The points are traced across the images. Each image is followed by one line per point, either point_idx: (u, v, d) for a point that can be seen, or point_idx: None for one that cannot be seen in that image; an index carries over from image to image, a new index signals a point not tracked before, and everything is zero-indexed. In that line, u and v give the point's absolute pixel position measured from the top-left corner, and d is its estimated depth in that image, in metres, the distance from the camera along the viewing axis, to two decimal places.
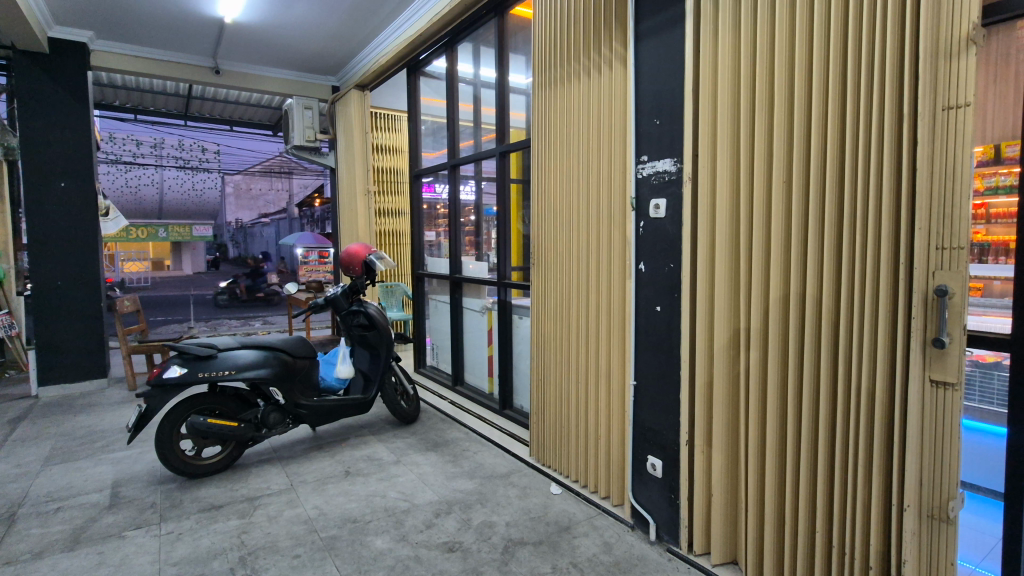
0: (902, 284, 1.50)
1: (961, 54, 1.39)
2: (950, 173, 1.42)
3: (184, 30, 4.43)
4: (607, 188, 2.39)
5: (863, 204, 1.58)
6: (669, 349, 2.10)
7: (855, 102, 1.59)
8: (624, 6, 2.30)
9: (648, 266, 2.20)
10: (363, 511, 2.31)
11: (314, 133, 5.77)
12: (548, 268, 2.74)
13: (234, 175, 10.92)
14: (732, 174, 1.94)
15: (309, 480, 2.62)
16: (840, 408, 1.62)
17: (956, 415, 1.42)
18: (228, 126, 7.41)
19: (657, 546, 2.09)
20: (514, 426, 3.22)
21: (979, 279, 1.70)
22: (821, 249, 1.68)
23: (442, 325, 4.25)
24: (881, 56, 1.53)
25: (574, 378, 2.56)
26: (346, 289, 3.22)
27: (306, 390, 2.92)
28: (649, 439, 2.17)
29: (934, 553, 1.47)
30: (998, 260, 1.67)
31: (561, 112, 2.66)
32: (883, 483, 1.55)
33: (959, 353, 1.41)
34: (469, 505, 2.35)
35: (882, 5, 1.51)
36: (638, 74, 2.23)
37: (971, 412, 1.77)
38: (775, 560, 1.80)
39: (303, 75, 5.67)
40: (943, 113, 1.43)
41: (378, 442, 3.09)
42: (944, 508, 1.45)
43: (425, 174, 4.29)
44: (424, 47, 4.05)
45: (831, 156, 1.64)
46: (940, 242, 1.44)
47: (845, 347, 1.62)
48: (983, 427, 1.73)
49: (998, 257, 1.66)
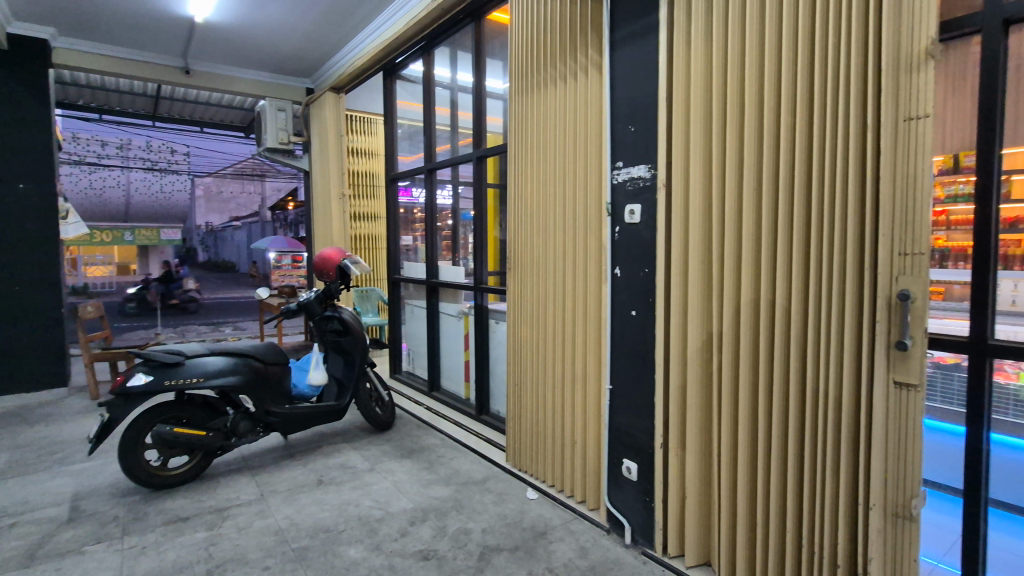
0: (867, 289, 1.54)
1: (921, 68, 1.44)
2: (911, 181, 1.47)
3: (152, 29, 4.32)
4: (583, 194, 2.40)
5: (830, 210, 1.63)
6: (644, 353, 2.13)
7: (822, 112, 1.64)
8: (599, 14, 2.33)
9: (623, 271, 2.22)
10: (336, 521, 2.27)
11: (287, 136, 5.67)
12: (524, 273, 2.74)
13: (205, 177, 10.67)
14: (704, 181, 1.97)
15: (281, 490, 2.56)
16: (809, 410, 1.66)
17: (918, 415, 1.47)
18: (198, 127, 7.24)
19: (632, 550, 2.10)
20: (491, 431, 3.21)
21: (940, 283, 1.79)
22: (790, 254, 1.72)
23: (418, 331, 4.22)
24: (846, 68, 1.58)
25: (550, 384, 2.56)
26: (319, 294, 3.17)
27: (277, 397, 2.85)
28: (624, 443, 2.19)
29: (898, 551, 1.51)
30: (958, 265, 1.74)
31: (537, 117, 2.68)
32: (850, 483, 1.59)
33: (921, 355, 1.46)
34: (445, 513, 2.33)
35: (846, 19, 1.57)
36: (614, 81, 2.26)
37: (934, 413, 1.83)
38: (747, 561, 1.82)
39: (277, 76, 5.58)
40: (904, 124, 1.48)
41: (352, 449, 3.04)
42: (907, 507, 1.49)
43: (401, 178, 4.26)
44: (401, 51, 4.03)
45: (800, 165, 1.68)
46: (903, 248, 1.49)
47: (813, 351, 1.66)
48: (944, 428, 1.79)
49: (957, 262, 1.73)
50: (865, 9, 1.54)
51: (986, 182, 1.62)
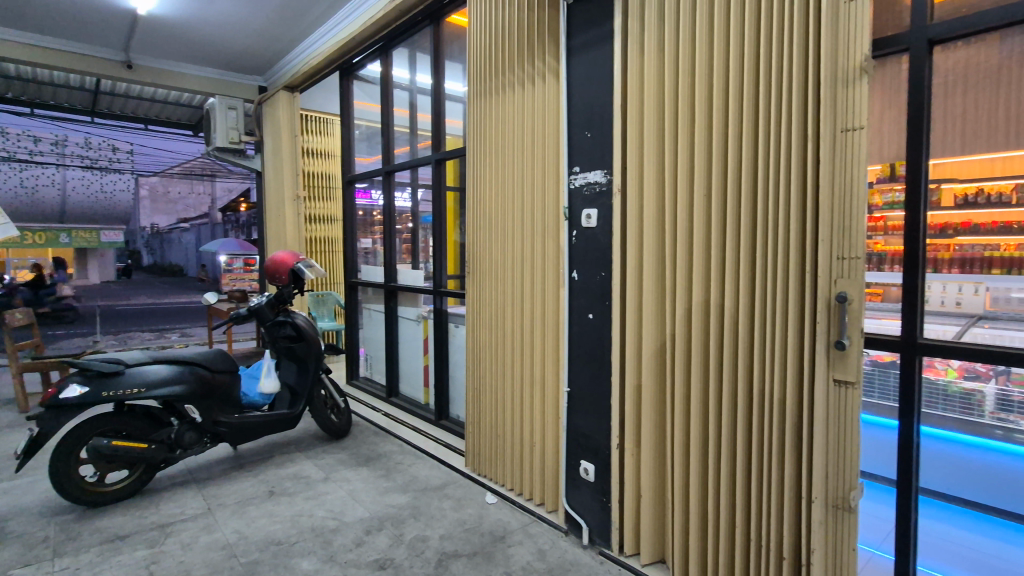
0: (809, 291, 1.62)
1: (856, 82, 1.52)
2: (848, 189, 1.55)
3: (90, 20, 4.09)
4: (541, 198, 2.42)
5: (774, 215, 1.70)
6: (600, 355, 2.16)
7: (766, 122, 1.71)
8: (555, 21, 2.36)
9: (580, 274, 2.24)
10: (288, 533, 2.20)
11: (239, 135, 5.48)
12: (483, 276, 2.73)
13: (150, 177, 10.17)
14: (657, 186, 2.02)
15: (229, 502, 2.46)
16: (757, 408, 1.72)
17: (856, 411, 1.54)
18: (142, 124, 6.90)
19: (590, 550, 2.12)
20: (450, 436, 3.18)
21: (877, 285, 1.90)
22: (738, 258, 1.79)
23: (376, 335, 4.14)
24: (788, 81, 1.65)
25: (509, 387, 2.56)
26: (272, 299, 3.07)
27: (226, 406, 2.74)
28: (582, 444, 2.21)
29: (838, 541, 1.58)
30: (893, 269, 1.86)
31: (495, 121, 2.68)
32: (794, 477, 1.66)
33: (858, 353, 1.54)
34: (402, 520, 2.29)
35: (788, 34, 1.64)
36: (570, 87, 2.29)
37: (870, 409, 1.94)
38: (699, 556, 1.87)
39: (228, 73, 5.39)
40: (841, 134, 1.56)
41: (306, 459, 2.95)
42: (846, 499, 1.56)
43: (358, 180, 4.18)
44: (357, 51, 3.97)
45: (746, 172, 1.75)
46: (841, 252, 1.57)
47: (760, 350, 1.72)
48: (880, 422, 1.90)
49: (892, 266, 1.85)
50: (805, 25, 1.62)
51: (915, 190, 1.73)
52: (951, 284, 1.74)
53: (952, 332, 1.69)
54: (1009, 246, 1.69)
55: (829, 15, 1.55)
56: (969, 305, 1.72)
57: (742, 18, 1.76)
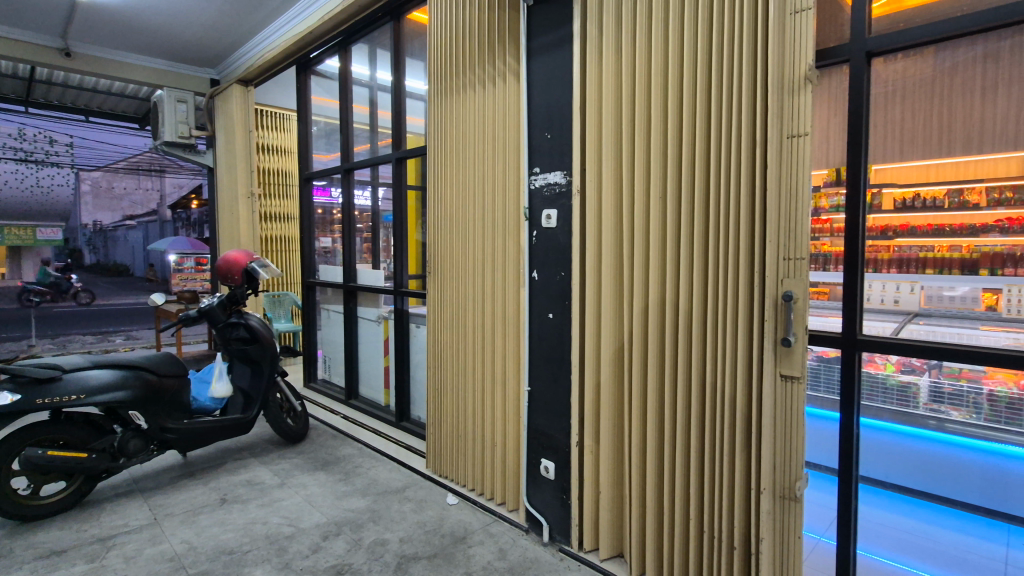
0: (757, 290, 1.68)
1: (800, 90, 1.59)
2: (793, 192, 1.62)
3: (22, 3, 3.83)
4: (501, 198, 2.43)
5: (725, 218, 1.76)
6: (560, 354, 2.18)
7: (718, 128, 1.77)
8: (516, 22, 2.37)
9: (540, 274, 2.26)
10: (240, 541, 2.13)
11: (188, 129, 5.26)
12: (444, 276, 2.72)
13: (93, 171, 9.64)
14: (615, 188, 2.06)
15: (177, 512, 2.36)
16: (710, 403, 1.78)
17: (801, 405, 1.61)
18: (83, 116, 6.54)
19: (550, 547, 2.15)
20: (411, 438, 3.15)
21: (825, 284, 2.00)
22: (691, 259, 1.84)
23: (334, 337, 4.06)
24: (739, 88, 1.71)
25: (470, 388, 2.56)
26: (224, 299, 2.97)
27: (174, 412, 2.63)
28: (542, 442, 2.23)
29: (785, 529, 1.65)
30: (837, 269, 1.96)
31: (456, 120, 2.67)
32: (744, 470, 1.72)
33: (802, 349, 1.61)
34: (360, 525, 2.25)
35: (739, 43, 1.70)
36: (530, 88, 2.31)
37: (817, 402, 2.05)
38: (655, 549, 1.92)
39: (177, 65, 5.17)
40: (787, 140, 1.63)
41: (260, 464, 2.87)
42: (792, 489, 1.63)
43: (316, 178, 4.09)
44: (315, 45, 3.87)
45: (700, 176, 1.81)
46: (787, 254, 1.64)
47: (712, 348, 1.79)
48: (825, 414, 2.01)
49: (836, 266, 1.95)
50: (755, 35, 1.68)
51: (856, 194, 1.82)
52: (890, 284, 1.89)
53: (890, 328, 1.79)
54: (940, 248, 1.90)
55: (776, 26, 1.62)
56: (906, 303, 1.86)
57: (696, 25, 1.82)
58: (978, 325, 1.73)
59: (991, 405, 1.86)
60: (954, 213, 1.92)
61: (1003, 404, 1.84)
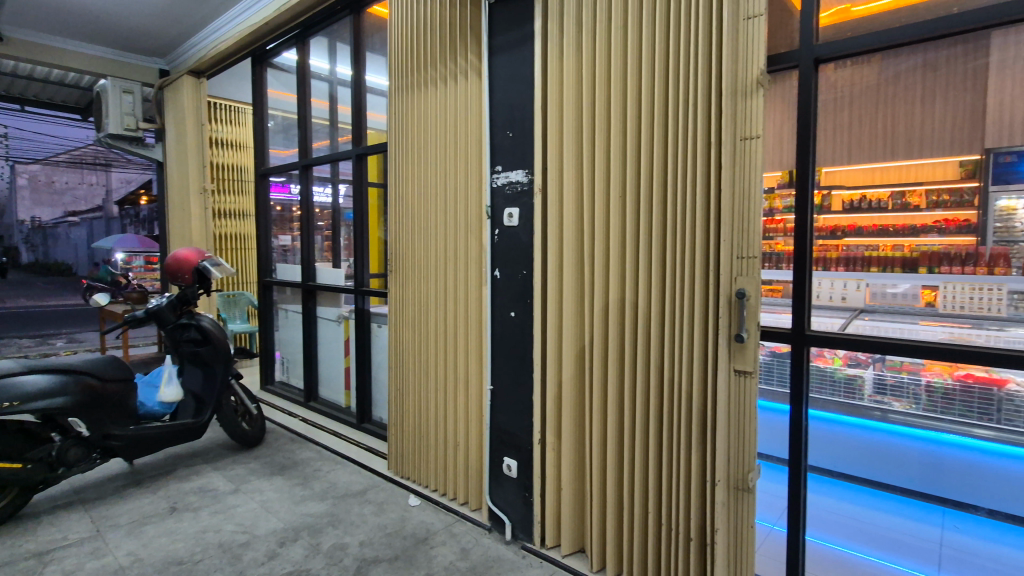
0: (712, 287, 1.73)
1: (752, 94, 1.64)
2: (746, 192, 1.66)
3: None
4: (464, 196, 2.41)
5: (681, 217, 1.80)
6: (522, 352, 2.19)
7: (674, 130, 1.81)
8: (478, 20, 2.36)
9: (502, 273, 2.26)
10: (191, 550, 2.05)
11: (135, 121, 5.02)
12: (406, 275, 2.68)
13: (30, 164, 9.08)
14: (576, 187, 2.07)
15: (123, 523, 2.25)
16: (667, 398, 1.82)
17: (752, 399, 1.67)
18: (19, 106, 6.15)
19: (513, 545, 2.15)
20: (372, 439, 3.10)
21: (778, 282, 2.05)
22: (649, 257, 1.88)
23: (293, 337, 3.95)
24: (695, 90, 1.75)
25: (432, 387, 2.53)
26: (173, 300, 2.86)
27: (119, 418, 2.50)
28: (504, 441, 2.23)
29: (739, 519, 1.70)
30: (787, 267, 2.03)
31: (418, 117, 2.63)
32: (700, 462, 1.77)
33: (755, 345, 1.66)
34: (319, 529, 2.20)
35: (695, 47, 1.74)
36: (492, 86, 2.30)
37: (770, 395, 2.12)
38: (615, 542, 1.95)
39: (123, 53, 4.93)
40: (740, 142, 1.67)
41: (213, 470, 2.77)
42: (745, 480, 1.68)
43: (273, 174, 3.97)
44: (271, 37, 3.75)
45: (657, 176, 1.84)
46: (740, 252, 1.68)
47: (670, 344, 1.83)
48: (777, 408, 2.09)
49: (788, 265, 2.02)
50: (709, 39, 1.73)
51: (803, 194, 1.90)
52: (837, 281, 1.93)
53: (838, 324, 1.88)
54: (884, 247, 1.92)
55: (730, 30, 1.66)
56: (852, 300, 1.91)
57: (653, 28, 1.85)
58: (917, 318, 1.78)
59: (928, 395, 1.97)
60: (896, 214, 1.95)
61: (938, 393, 1.96)
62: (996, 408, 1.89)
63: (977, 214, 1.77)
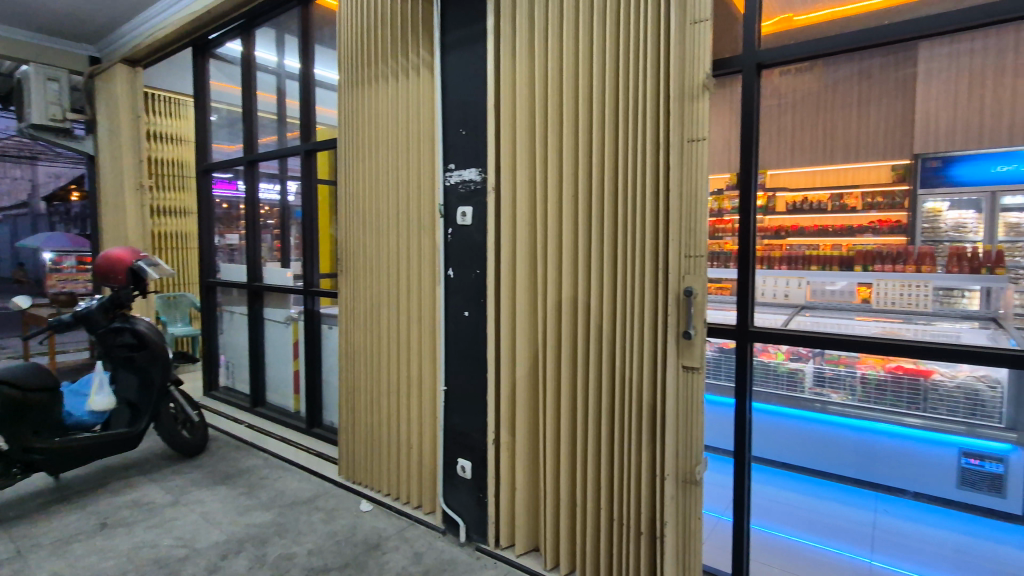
0: (662, 285, 1.77)
1: (698, 97, 1.68)
2: (693, 193, 1.70)
3: None
4: (416, 194, 2.37)
5: (631, 217, 1.83)
6: (476, 352, 2.17)
7: (625, 130, 1.84)
8: (430, 15, 2.32)
9: (456, 272, 2.23)
10: (124, 568, 1.93)
11: (62, 111, 4.68)
12: (357, 274, 2.61)
13: None
14: (529, 186, 2.07)
15: (47, 542, 2.10)
16: (619, 395, 1.85)
17: (699, 394, 1.71)
18: None
19: (467, 547, 2.13)
20: (322, 445, 3.01)
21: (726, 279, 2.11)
22: (601, 257, 1.91)
23: (239, 340, 3.80)
24: (644, 93, 1.78)
25: (385, 389, 2.48)
26: (104, 301, 2.69)
27: (41, 429, 2.34)
28: (459, 442, 2.21)
29: (687, 512, 1.74)
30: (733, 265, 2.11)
31: (368, 112, 2.57)
32: (650, 457, 1.80)
33: (701, 341, 1.71)
34: (264, 540, 2.12)
35: (644, 49, 1.77)
36: (444, 83, 2.27)
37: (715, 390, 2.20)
38: (568, 540, 1.97)
39: (49, 38, 4.63)
40: (687, 144, 1.71)
41: (151, 482, 2.62)
42: (692, 472, 1.73)
43: (216, 169, 3.80)
44: (213, 27, 3.58)
45: (609, 176, 1.87)
46: (688, 251, 1.72)
47: (621, 341, 1.86)
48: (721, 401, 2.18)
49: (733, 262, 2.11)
50: (658, 42, 1.76)
51: (746, 195, 1.96)
52: (781, 279, 2.06)
53: (781, 320, 1.97)
54: (824, 246, 2.10)
55: (677, 34, 1.70)
56: (794, 296, 2.06)
57: (603, 29, 1.87)
58: (855, 315, 1.95)
59: (862, 386, 2.21)
60: (834, 215, 2.15)
61: (873, 384, 2.19)
62: (918, 395, 2.17)
63: (906, 214, 2.02)
